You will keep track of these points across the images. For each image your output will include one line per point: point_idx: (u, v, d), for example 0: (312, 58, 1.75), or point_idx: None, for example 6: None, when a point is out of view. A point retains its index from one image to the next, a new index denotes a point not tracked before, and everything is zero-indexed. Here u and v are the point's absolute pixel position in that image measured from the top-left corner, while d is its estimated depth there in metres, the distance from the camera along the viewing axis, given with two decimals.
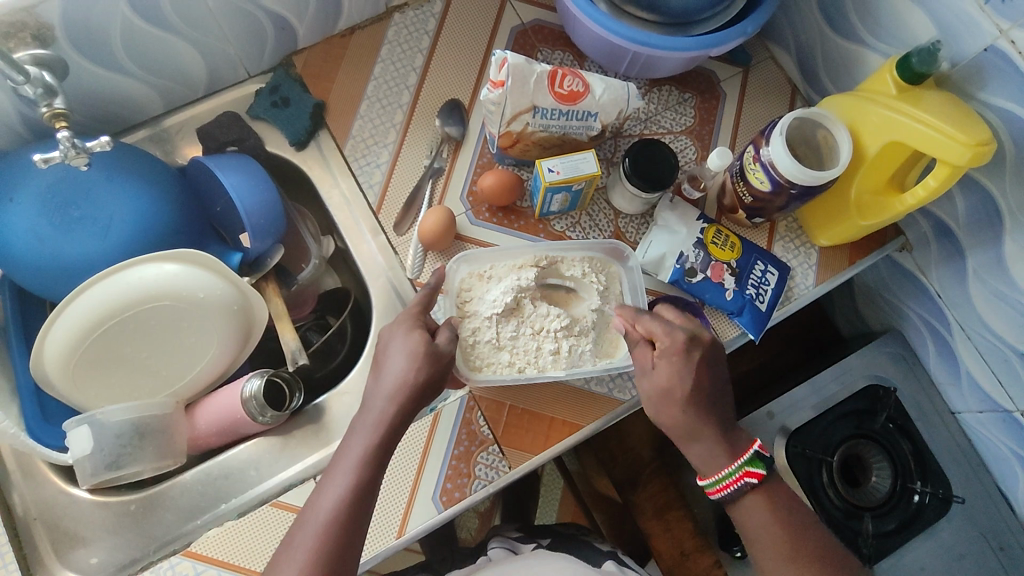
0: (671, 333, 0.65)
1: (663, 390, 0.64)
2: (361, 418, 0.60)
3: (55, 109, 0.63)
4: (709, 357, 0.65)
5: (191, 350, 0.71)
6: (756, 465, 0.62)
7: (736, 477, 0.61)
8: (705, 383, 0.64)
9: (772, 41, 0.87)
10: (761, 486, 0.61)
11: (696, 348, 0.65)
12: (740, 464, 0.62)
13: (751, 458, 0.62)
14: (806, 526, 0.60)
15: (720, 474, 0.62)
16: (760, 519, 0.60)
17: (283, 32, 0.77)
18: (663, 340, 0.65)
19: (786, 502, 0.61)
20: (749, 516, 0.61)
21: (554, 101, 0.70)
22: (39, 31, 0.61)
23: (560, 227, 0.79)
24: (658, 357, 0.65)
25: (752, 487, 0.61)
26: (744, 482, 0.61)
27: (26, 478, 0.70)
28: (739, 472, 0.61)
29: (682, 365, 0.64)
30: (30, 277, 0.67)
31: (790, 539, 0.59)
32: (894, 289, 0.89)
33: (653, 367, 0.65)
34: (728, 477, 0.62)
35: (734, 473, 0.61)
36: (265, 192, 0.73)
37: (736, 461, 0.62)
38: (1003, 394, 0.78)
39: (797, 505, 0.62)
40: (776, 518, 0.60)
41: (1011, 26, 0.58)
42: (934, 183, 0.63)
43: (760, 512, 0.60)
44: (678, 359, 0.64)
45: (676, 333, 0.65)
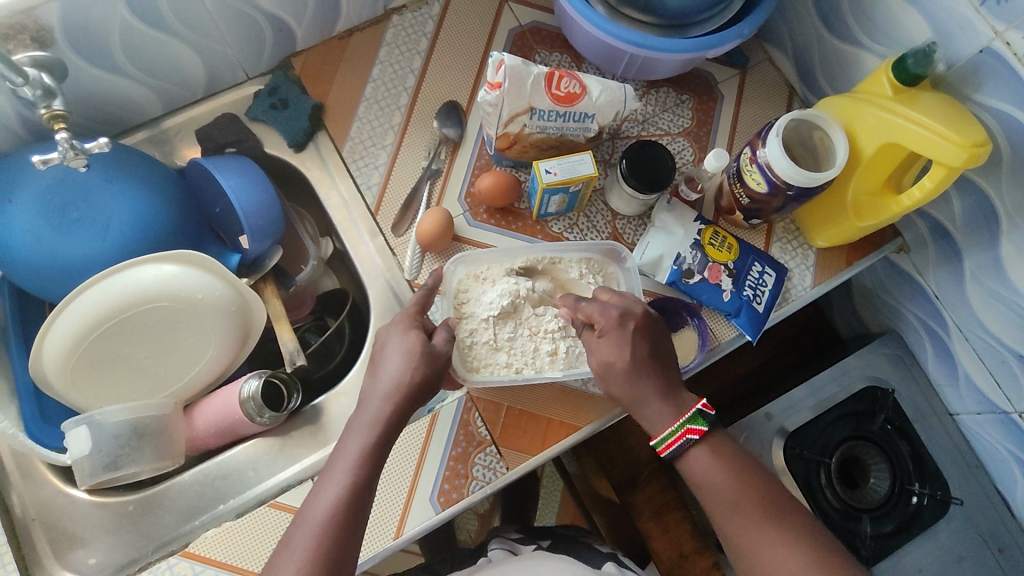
0: (605, 311, 0.66)
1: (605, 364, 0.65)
2: (358, 417, 0.61)
3: (54, 110, 0.63)
4: (653, 328, 0.67)
5: (190, 351, 0.71)
6: (697, 422, 0.62)
7: (678, 436, 0.62)
8: (648, 352, 0.65)
9: (769, 43, 0.87)
10: (705, 441, 0.62)
11: (633, 323, 0.65)
12: (681, 422, 0.62)
13: (692, 415, 0.62)
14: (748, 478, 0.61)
15: (663, 433, 0.63)
16: (706, 471, 0.62)
17: (282, 34, 0.78)
18: (601, 323, 0.66)
19: (734, 455, 0.62)
20: (698, 469, 0.62)
21: (551, 103, 0.71)
22: (38, 33, 0.62)
23: (557, 228, 0.79)
24: (654, 356, 0.65)
25: (696, 443, 0.62)
26: (687, 439, 0.62)
27: (25, 479, 0.70)
28: (681, 430, 0.62)
29: (621, 339, 0.64)
30: (30, 279, 0.68)
31: (736, 488, 0.60)
32: (892, 290, 0.89)
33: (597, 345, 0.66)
34: (671, 435, 0.62)
35: (675, 432, 0.62)
36: (263, 193, 0.74)
37: (678, 420, 0.62)
38: (1000, 395, 0.78)
39: (744, 457, 0.62)
40: (722, 469, 0.61)
41: (1006, 27, 0.59)
42: (929, 184, 0.63)
43: (705, 465, 0.62)
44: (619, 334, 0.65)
45: (611, 310, 0.66)
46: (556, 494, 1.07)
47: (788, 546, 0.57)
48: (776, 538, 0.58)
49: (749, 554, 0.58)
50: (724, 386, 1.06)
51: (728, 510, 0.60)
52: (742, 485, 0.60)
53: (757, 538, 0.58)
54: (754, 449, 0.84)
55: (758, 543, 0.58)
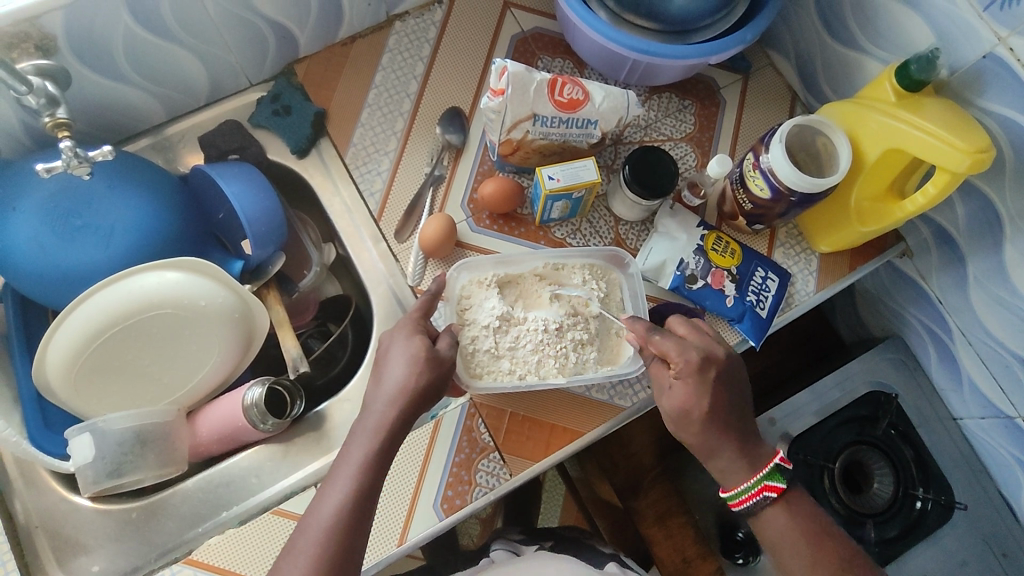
0: (684, 353, 0.64)
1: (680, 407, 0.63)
2: (361, 422, 0.61)
3: (58, 118, 0.64)
4: (731, 373, 0.65)
5: (193, 358, 0.71)
6: (775, 479, 0.62)
7: (755, 492, 0.62)
8: (726, 401, 0.63)
9: (771, 48, 0.87)
10: (783, 499, 0.62)
11: (714, 368, 0.64)
12: (759, 479, 0.62)
13: (771, 472, 0.63)
14: (825, 539, 0.61)
15: (739, 488, 0.63)
16: (781, 531, 0.61)
17: (284, 40, 0.78)
18: (677, 363, 0.64)
19: (810, 515, 0.62)
20: (774, 529, 0.62)
21: (554, 109, 0.71)
22: (42, 41, 0.62)
23: (560, 234, 0.79)
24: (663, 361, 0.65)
25: (773, 501, 0.62)
26: (764, 497, 0.62)
27: (28, 486, 0.70)
28: (759, 487, 0.62)
29: (699, 386, 0.63)
30: (33, 286, 0.68)
31: (812, 550, 0.60)
32: (895, 295, 0.89)
33: (671, 385, 0.65)
34: (747, 491, 0.63)
35: (752, 488, 0.62)
36: (266, 199, 0.74)
37: (756, 475, 0.63)
38: (1005, 400, 0.78)
39: (819, 518, 0.62)
40: (798, 530, 0.61)
41: (1008, 33, 0.59)
42: (933, 190, 0.63)
43: (782, 525, 0.62)
44: (695, 378, 0.63)
45: (690, 352, 0.64)
46: (558, 498, 1.05)
47: None
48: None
49: None
50: None
51: (805, 571, 0.60)
52: (817, 546, 0.60)
53: None
54: None
55: None
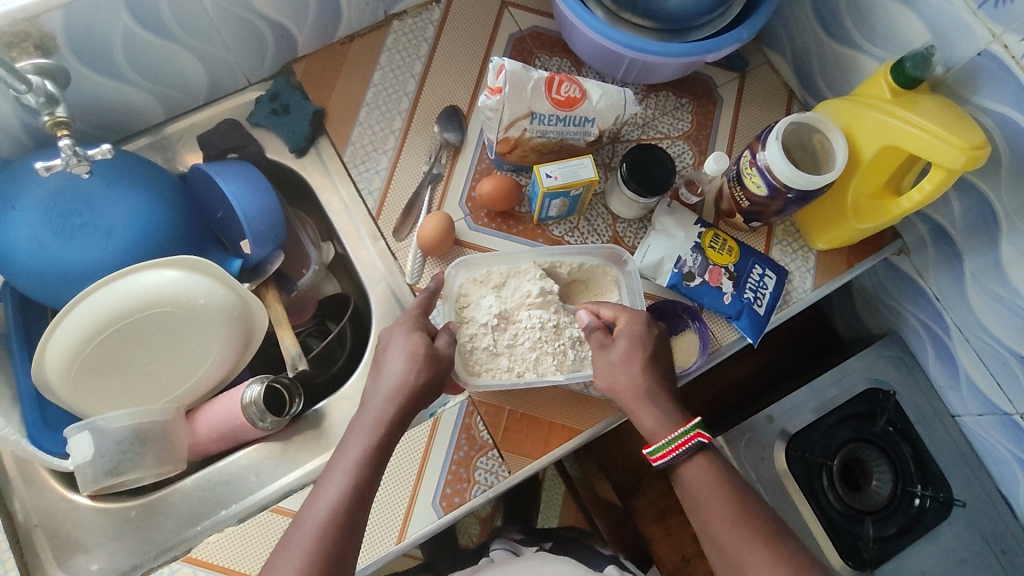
0: (632, 312, 0.69)
1: (621, 358, 0.66)
2: (360, 418, 0.61)
3: (56, 118, 0.64)
4: (666, 343, 0.69)
5: (192, 357, 0.72)
6: (704, 429, 0.62)
7: (685, 439, 0.62)
8: (660, 360, 0.67)
9: (768, 47, 0.87)
10: (707, 450, 0.62)
11: (654, 331, 0.68)
12: (690, 426, 0.62)
13: (699, 423, 0.63)
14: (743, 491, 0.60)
15: (671, 436, 0.62)
16: (703, 477, 0.60)
17: (283, 40, 0.78)
18: (624, 321, 0.68)
19: (730, 468, 0.62)
20: (694, 477, 0.61)
21: (551, 107, 0.71)
22: (41, 41, 0.62)
23: (558, 232, 0.79)
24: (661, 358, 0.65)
25: (697, 451, 0.62)
26: (694, 444, 0.61)
27: (27, 485, 0.70)
28: (688, 434, 0.62)
29: (643, 339, 0.67)
30: (32, 285, 0.68)
31: (731, 495, 0.59)
32: (892, 292, 0.89)
33: (613, 342, 0.67)
34: (678, 439, 0.62)
35: (684, 435, 0.62)
36: (264, 198, 0.74)
37: (685, 425, 0.62)
38: (1002, 397, 0.78)
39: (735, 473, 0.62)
40: (718, 478, 0.60)
41: (1003, 30, 0.59)
42: (929, 187, 0.63)
43: (702, 473, 0.61)
44: (639, 335, 0.67)
45: (637, 314, 0.69)
46: (557, 499, 1.01)
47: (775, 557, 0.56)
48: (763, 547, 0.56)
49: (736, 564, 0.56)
50: (726, 389, 1.06)
51: (719, 515, 0.58)
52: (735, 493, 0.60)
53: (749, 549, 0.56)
54: (756, 451, 0.85)
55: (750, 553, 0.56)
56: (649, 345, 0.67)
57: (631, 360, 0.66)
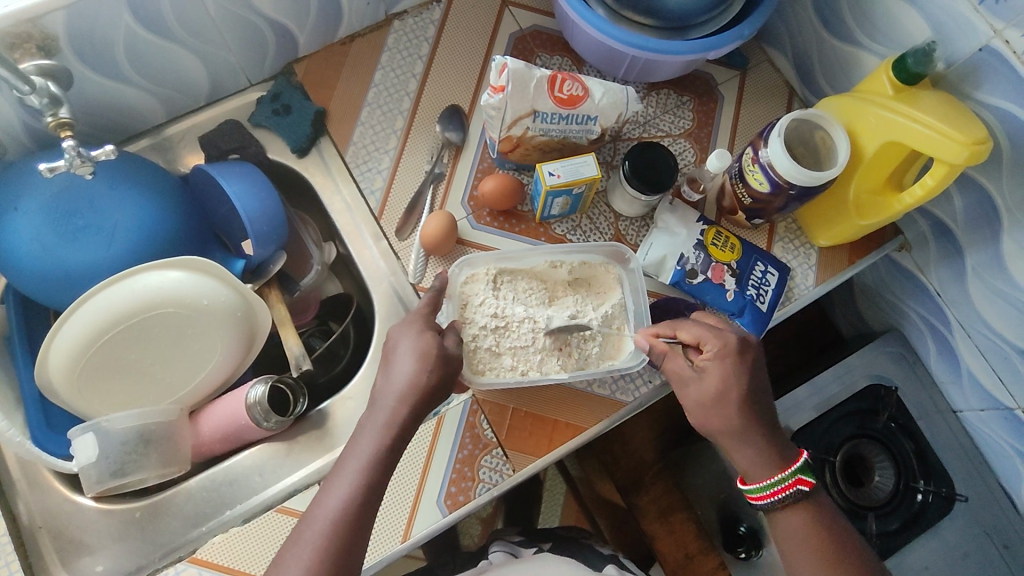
0: (721, 336, 0.64)
1: (716, 394, 0.62)
2: (371, 416, 0.60)
3: (60, 118, 0.64)
4: (760, 365, 0.65)
5: (196, 358, 0.71)
6: (805, 474, 0.61)
7: (788, 484, 0.60)
8: (757, 386, 0.63)
9: (768, 44, 0.87)
10: (806, 497, 0.61)
11: (750, 353, 0.64)
12: (792, 471, 0.61)
13: (802, 466, 0.61)
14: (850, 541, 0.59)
15: (771, 479, 0.61)
16: (802, 527, 0.60)
17: (284, 40, 0.78)
18: (713, 344, 0.64)
19: (830, 515, 0.61)
20: (794, 524, 0.60)
21: (554, 105, 0.71)
22: (43, 42, 0.62)
23: (561, 230, 0.79)
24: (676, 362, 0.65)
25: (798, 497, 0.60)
26: (797, 490, 0.60)
27: (31, 487, 0.70)
28: (792, 480, 0.60)
29: (735, 369, 0.63)
30: (35, 287, 0.68)
31: (833, 549, 0.58)
32: (894, 289, 0.89)
33: (704, 372, 0.63)
34: (780, 483, 0.60)
35: (786, 481, 0.60)
36: (267, 198, 0.74)
37: (786, 469, 0.61)
38: (1004, 392, 0.78)
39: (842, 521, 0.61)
40: (819, 528, 0.59)
41: (1004, 26, 0.59)
42: (931, 182, 0.63)
43: (801, 521, 0.60)
44: (731, 363, 0.63)
45: (728, 337, 0.64)
46: (559, 498, 1.07)
47: None
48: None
49: None
50: None
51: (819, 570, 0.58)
52: (837, 546, 0.59)
53: None
54: None
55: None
56: (745, 372, 0.63)
57: (723, 392, 0.62)
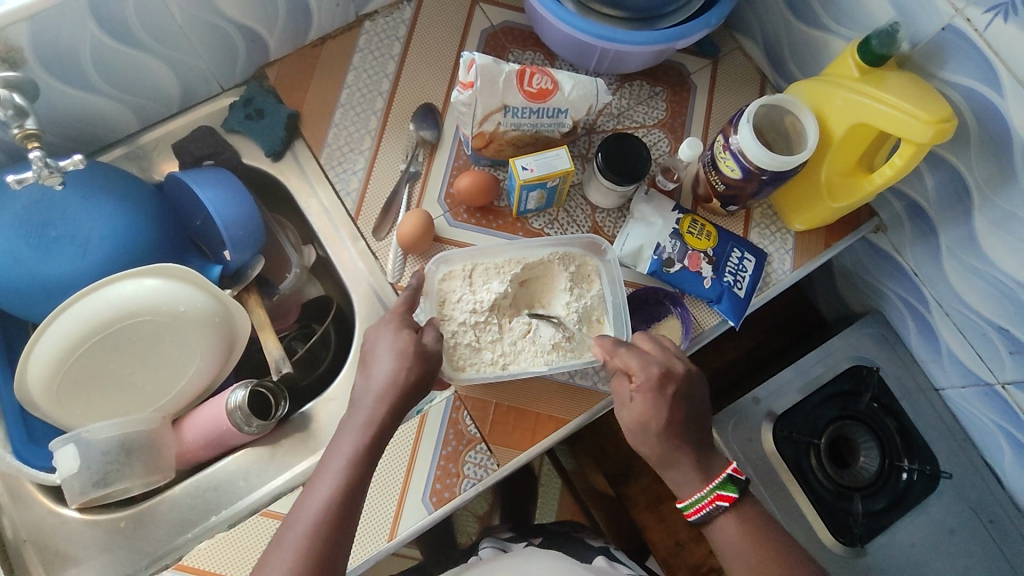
0: (645, 368, 0.65)
1: (639, 421, 0.65)
2: (350, 417, 0.61)
3: (26, 130, 0.63)
4: (692, 390, 0.66)
5: (174, 365, 0.71)
6: (726, 488, 0.63)
7: (707, 501, 0.63)
8: (681, 417, 0.65)
9: (738, 32, 0.88)
10: (734, 508, 0.63)
11: (672, 386, 0.65)
12: (711, 488, 0.63)
13: (722, 481, 0.64)
14: (778, 549, 0.61)
15: (692, 498, 0.64)
16: (733, 539, 0.62)
17: (254, 44, 0.78)
18: (638, 375, 0.65)
19: (761, 524, 0.63)
20: (724, 537, 0.63)
21: (524, 100, 0.71)
22: (7, 53, 0.62)
23: (538, 224, 0.80)
24: (641, 381, 0.65)
25: (725, 510, 0.63)
26: (716, 506, 0.63)
27: (14, 501, 0.70)
28: (710, 496, 0.63)
29: (657, 401, 0.64)
30: (10, 299, 0.67)
31: (761, 556, 0.61)
32: (872, 271, 0.90)
33: (631, 400, 0.65)
34: (699, 500, 0.64)
35: (705, 498, 0.63)
36: (243, 203, 0.74)
37: (708, 485, 0.64)
38: (984, 367, 0.79)
39: (772, 532, 0.63)
40: (749, 537, 0.62)
41: (965, 4, 0.60)
42: (900, 163, 0.64)
43: (732, 532, 0.62)
44: (654, 395, 0.64)
45: (652, 367, 0.65)
46: (554, 491, 1.09)
47: None
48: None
49: None
50: (712, 374, 1.06)
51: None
52: (767, 555, 0.61)
53: None
54: (744, 433, 0.85)
55: None
56: (668, 405, 0.64)
57: (646, 425, 0.64)
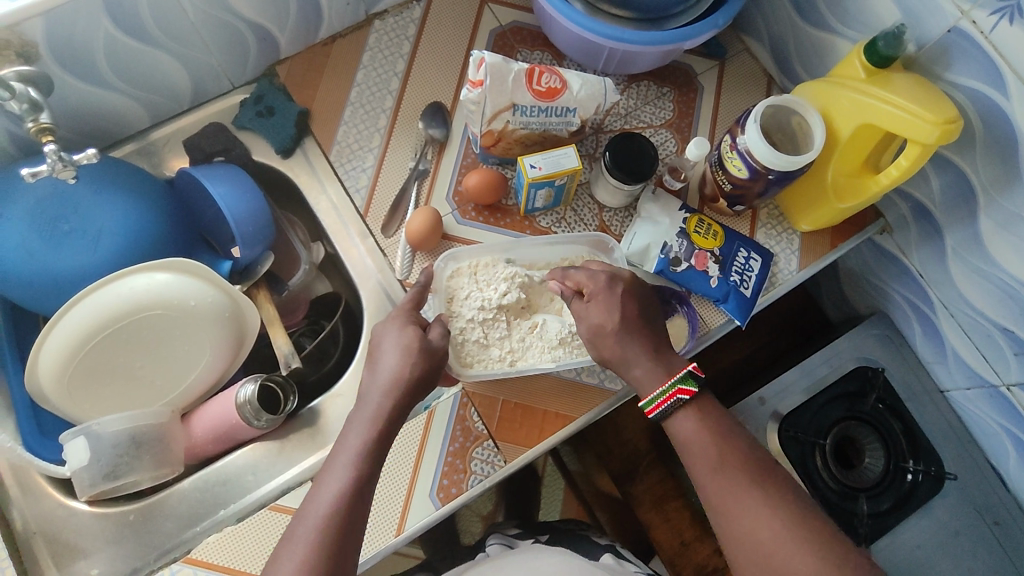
0: (593, 275, 0.68)
1: (596, 328, 0.66)
2: (358, 411, 0.61)
3: (41, 124, 0.64)
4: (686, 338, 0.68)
5: (184, 360, 0.72)
6: (688, 382, 0.62)
7: (668, 396, 0.62)
8: (635, 312, 0.66)
9: (746, 34, 0.88)
10: (694, 402, 0.62)
11: (621, 285, 0.67)
12: (671, 383, 0.63)
13: (683, 377, 0.63)
14: (736, 442, 0.60)
15: (653, 394, 0.63)
16: (692, 431, 0.61)
17: (265, 42, 0.79)
18: (590, 285, 0.68)
19: (719, 420, 0.62)
20: (683, 430, 0.61)
21: (533, 98, 0.72)
22: (23, 48, 0.62)
23: (545, 223, 0.80)
24: (594, 289, 0.67)
25: (685, 404, 0.62)
26: (677, 400, 0.62)
27: (24, 493, 0.70)
28: (672, 390, 0.62)
29: (610, 301, 0.66)
30: (23, 293, 0.68)
31: (719, 449, 0.59)
32: (878, 272, 0.90)
33: (587, 309, 0.67)
34: (660, 395, 0.63)
35: (666, 392, 0.62)
36: (252, 199, 0.74)
37: (668, 380, 0.63)
38: (989, 368, 0.79)
39: (731, 426, 0.62)
40: (708, 429, 0.61)
41: (971, 6, 0.60)
42: (906, 163, 0.65)
43: (690, 426, 0.61)
44: (606, 294, 0.67)
45: (599, 275, 0.68)
46: (558, 493, 1.07)
47: (764, 507, 0.56)
48: (760, 502, 0.56)
49: (724, 513, 0.57)
50: (717, 374, 1.07)
51: (712, 471, 0.59)
52: (724, 448, 0.60)
53: (738, 497, 0.57)
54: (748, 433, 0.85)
55: (734, 503, 0.57)
56: (621, 302, 0.66)
57: (603, 325, 0.66)
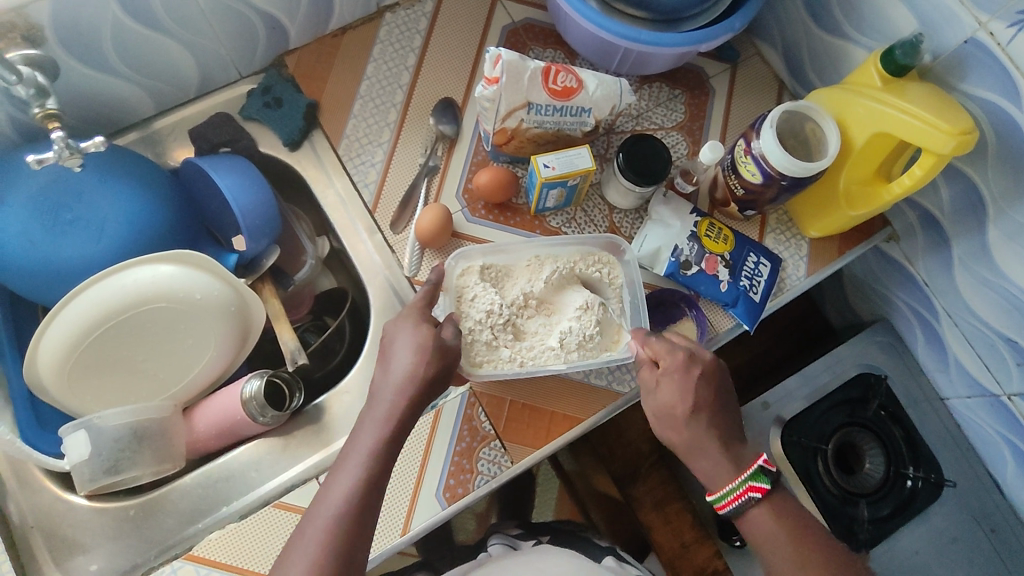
0: (672, 351, 0.67)
1: (664, 409, 0.66)
2: (369, 411, 0.60)
3: (48, 109, 0.63)
4: (715, 377, 0.67)
5: (187, 353, 0.71)
6: (759, 479, 0.62)
7: (739, 493, 0.62)
8: (709, 401, 0.66)
9: (758, 38, 0.88)
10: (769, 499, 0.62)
11: (698, 367, 0.66)
12: (743, 479, 0.62)
13: (754, 472, 0.63)
14: (814, 537, 0.61)
15: (723, 490, 0.63)
16: (767, 528, 0.61)
17: (274, 32, 0.77)
18: (664, 360, 0.67)
19: (799, 517, 0.62)
20: (759, 527, 0.62)
21: (548, 97, 0.71)
22: (29, 32, 0.61)
23: (555, 223, 0.80)
24: (669, 365, 0.66)
25: (758, 501, 0.62)
26: (749, 497, 0.62)
27: (21, 485, 0.69)
28: (743, 487, 0.62)
29: (684, 383, 0.66)
30: (24, 282, 0.66)
31: (799, 549, 0.60)
32: (883, 279, 0.91)
33: (656, 386, 0.67)
34: (731, 492, 0.63)
35: (737, 489, 0.62)
36: (260, 192, 0.73)
37: (739, 476, 0.63)
38: (990, 378, 0.80)
39: (806, 519, 0.62)
40: (785, 528, 0.61)
41: (989, 18, 0.61)
42: (919, 172, 0.65)
43: (765, 523, 0.62)
44: (680, 377, 0.66)
45: (678, 351, 0.67)
46: (553, 491, 1.04)
47: None
48: None
49: None
50: None
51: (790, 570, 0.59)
52: (803, 549, 0.60)
53: None
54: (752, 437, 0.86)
55: None
56: (693, 386, 0.65)
57: (671, 409, 0.65)
